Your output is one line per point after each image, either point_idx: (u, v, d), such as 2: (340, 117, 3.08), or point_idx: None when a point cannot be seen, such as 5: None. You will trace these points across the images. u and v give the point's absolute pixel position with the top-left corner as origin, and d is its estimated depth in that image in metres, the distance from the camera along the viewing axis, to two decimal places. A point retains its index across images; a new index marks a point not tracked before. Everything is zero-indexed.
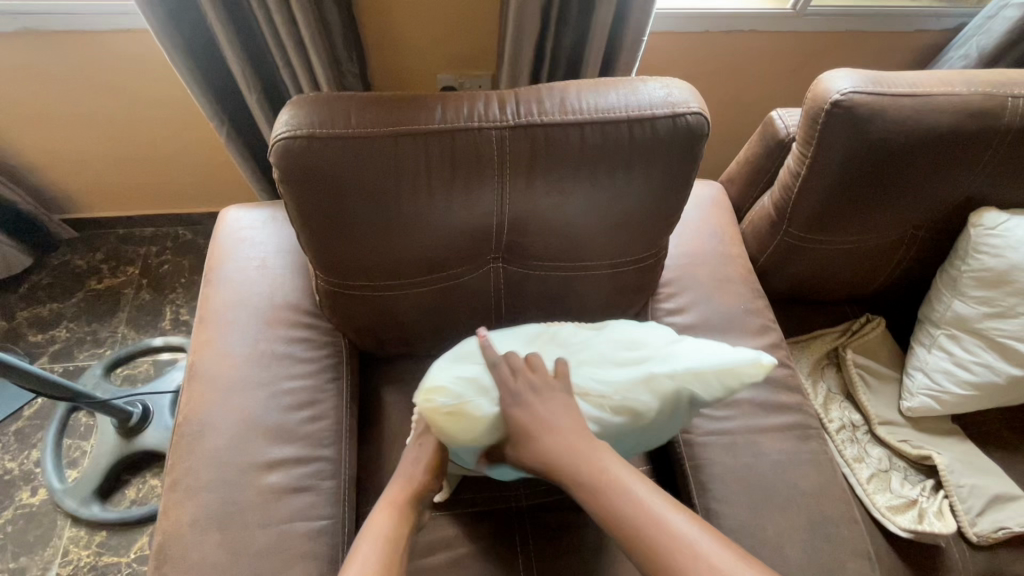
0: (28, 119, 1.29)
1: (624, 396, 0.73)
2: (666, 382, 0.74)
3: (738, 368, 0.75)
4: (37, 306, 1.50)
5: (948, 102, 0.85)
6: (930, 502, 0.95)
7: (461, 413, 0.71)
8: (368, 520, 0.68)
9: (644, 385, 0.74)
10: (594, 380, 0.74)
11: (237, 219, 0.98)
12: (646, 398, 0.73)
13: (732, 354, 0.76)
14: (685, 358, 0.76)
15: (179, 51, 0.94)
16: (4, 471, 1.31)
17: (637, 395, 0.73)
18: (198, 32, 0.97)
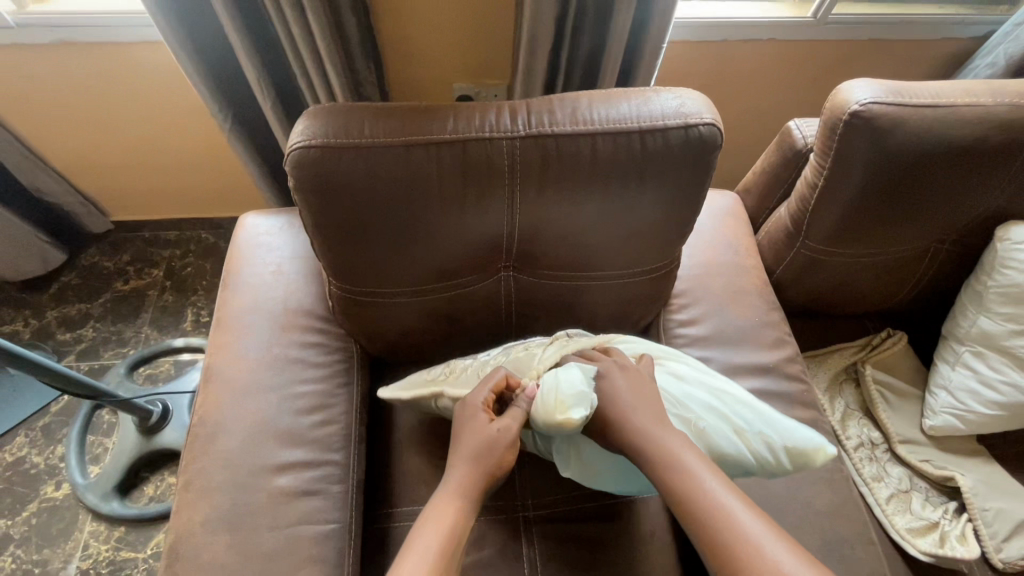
0: (60, 125, 1.34)
1: (711, 428, 0.73)
2: (753, 440, 0.73)
3: (808, 446, 0.73)
4: (66, 306, 1.55)
5: (973, 114, 0.83)
6: (953, 525, 0.92)
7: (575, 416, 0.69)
8: (433, 503, 0.66)
9: (732, 430, 0.73)
10: (689, 400, 0.76)
11: (254, 225, 1.00)
12: (729, 446, 0.72)
13: (804, 434, 0.74)
14: (774, 421, 0.74)
15: (180, 47, 0.97)
16: (30, 465, 1.35)
17: (721, 433, 0.73)
18: (201, 33, 1.01)
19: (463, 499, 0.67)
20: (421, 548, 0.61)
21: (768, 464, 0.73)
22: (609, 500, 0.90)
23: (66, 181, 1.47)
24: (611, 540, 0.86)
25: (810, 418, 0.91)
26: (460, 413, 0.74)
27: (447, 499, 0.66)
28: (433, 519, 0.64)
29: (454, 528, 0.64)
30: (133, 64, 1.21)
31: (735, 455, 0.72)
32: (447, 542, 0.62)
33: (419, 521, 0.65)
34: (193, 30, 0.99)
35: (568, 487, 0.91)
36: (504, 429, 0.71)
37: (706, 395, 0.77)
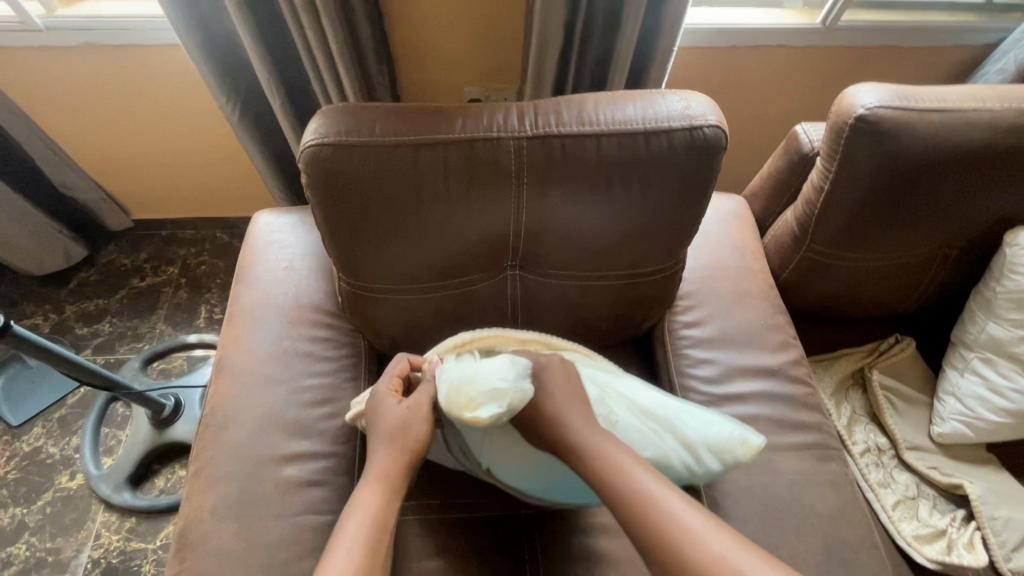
0: (83, 124, 1.38)
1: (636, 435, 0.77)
2: (669, 440, 0.78)
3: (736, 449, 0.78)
4: (85, 301, 1.59)
5: (980, 119, 0.83)
6: (960, 533, 0.91)
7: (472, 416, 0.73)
8: (357, 492, 0.68)
9: (651, 432, 0.78)
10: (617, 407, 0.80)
11: (268, 223, 1.02)
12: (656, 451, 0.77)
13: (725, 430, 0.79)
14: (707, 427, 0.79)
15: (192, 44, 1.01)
16: (46, 455, 1.38)
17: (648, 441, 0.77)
18: (217, 36, 1.05)
19: (389, 479, 0.69)
20: (352, 527, 0.64)
21: (690, 465, 0.77)
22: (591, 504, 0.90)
23: (88, 179, 1.51)
24: (612, 538, 0.87)
25: (815, 422, 0.91)
26: (369, 403, 0.77)
27: (372, 480, 0.69)
28: (362, 500, 0.67)
29: (381, 508, 0.66)
30: (155, 67, 1.25)
31: (657, 456, 0.76)
32: (378, 521, 0.65)
33: (348, 504, 0.68)
34: (208, 33, 1.03)
35: None
36: (413, 410, 0.75)
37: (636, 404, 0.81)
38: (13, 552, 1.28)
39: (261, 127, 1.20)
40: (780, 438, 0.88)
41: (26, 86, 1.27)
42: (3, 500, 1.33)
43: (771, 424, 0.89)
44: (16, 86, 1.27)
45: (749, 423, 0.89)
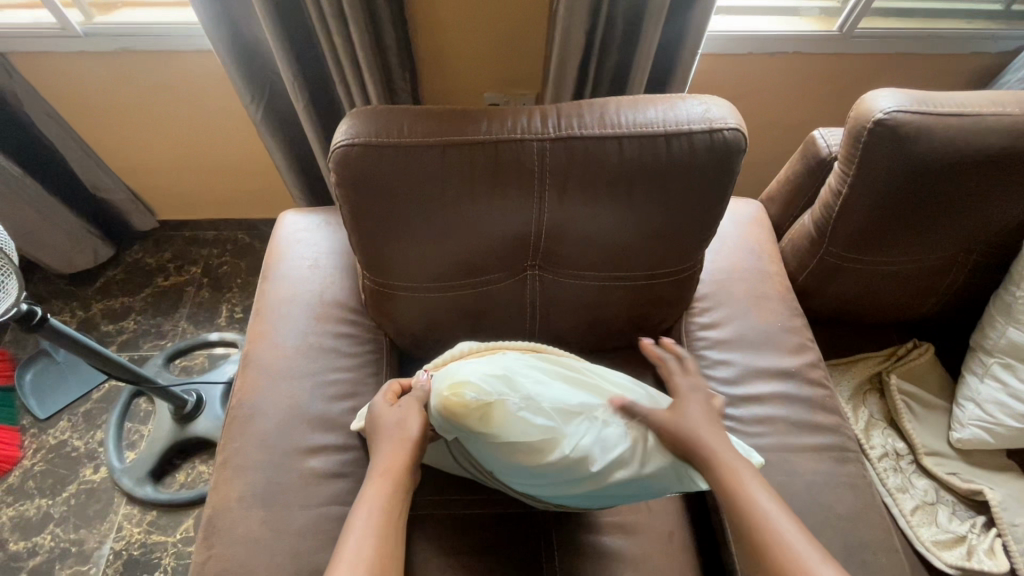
0: (114, 127, 1.43)
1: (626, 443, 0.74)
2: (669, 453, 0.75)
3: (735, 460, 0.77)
4: (111, 299, 1.63)
5: (1000, 124, 0.83)
6: (980, 539, 0.90)
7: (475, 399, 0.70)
8: (366, 486, 0.69)
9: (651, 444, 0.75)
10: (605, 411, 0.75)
11: (294, 223, 1.05)
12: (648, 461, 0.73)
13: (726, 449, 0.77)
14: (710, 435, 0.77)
15: (222, 47, 1.05)
16: (72, 448, 1.42)
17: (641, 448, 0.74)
18: (247, 42, 1.09)
19: (392, 474, 0.70)
20: (361, 524, 0.65)
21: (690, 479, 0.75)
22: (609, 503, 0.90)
23: (115, 179, 1.56)
24: (629, 536, 0.87)
25: (832, 424, 0.91)
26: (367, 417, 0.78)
27: (376, 476, 0.70)
28: (370, 496, 0.68)
29: (387, 503, 0.67)
30: (185, 72, 1.29)
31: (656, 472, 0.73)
32: (386, 515, 0.66)
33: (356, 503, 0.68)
34: (237, 38, 1.07)
35: None
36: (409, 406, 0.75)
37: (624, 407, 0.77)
38: (38, 542, 1.31)
39: (286, 130, 1.24)
40: (798, 439, 0.89)
41: (61, 88, 1.32)
42: (30, 491, 1.36)
43: (788, 425, 0.90)
44: (51, 87, 1.31)
45: (767, 424, 0.90)
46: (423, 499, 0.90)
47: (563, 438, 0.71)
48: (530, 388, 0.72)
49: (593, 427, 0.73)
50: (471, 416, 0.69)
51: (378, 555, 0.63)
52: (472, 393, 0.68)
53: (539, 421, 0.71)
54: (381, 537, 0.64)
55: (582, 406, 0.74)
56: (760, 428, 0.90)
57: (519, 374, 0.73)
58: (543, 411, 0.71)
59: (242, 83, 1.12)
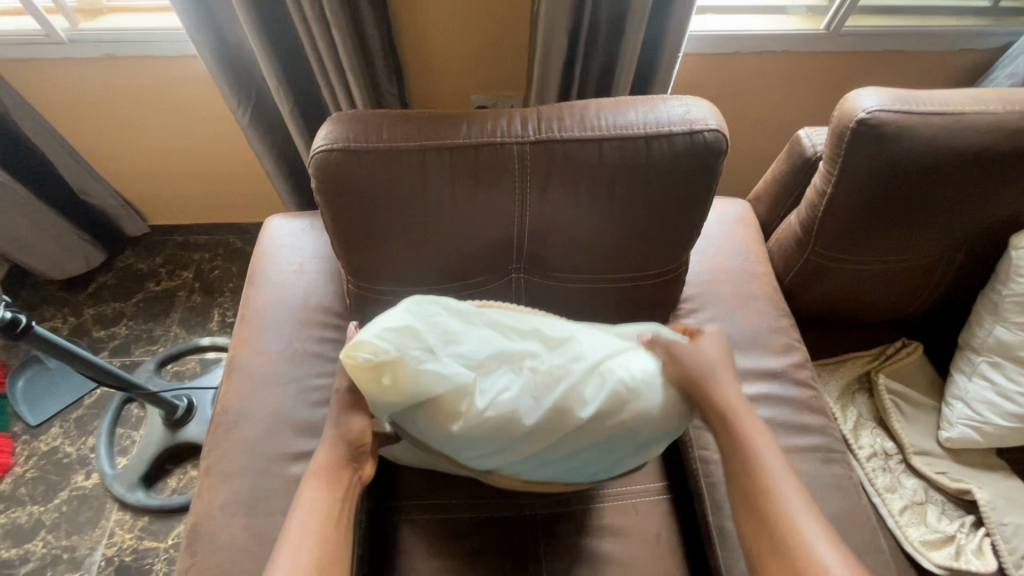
0: (102, 133, 1.42)
1: (553, 392, 0.72)
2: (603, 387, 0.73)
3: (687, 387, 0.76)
4: (102, 305, 1.63)
5: (983, 123, 0.83)
6: (969, 539, 0.90)
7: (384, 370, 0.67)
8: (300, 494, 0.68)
9: (587, 382, 0.73)
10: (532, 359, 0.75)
11: (279, 227, 1.05)
12: (586, 403, 0.72)
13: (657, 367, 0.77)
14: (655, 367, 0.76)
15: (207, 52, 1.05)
16: (63, 454, 1.42)
17: (575, 391, 0.72)
18: (232, 46, 1.09)
19: (328, 473, 0.69)
20: (300, 521, 0.64)
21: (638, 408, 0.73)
22: (596, 504, 0.90)
23: (105, 185, 1.55)
24: (615, 539, 0.87)
25: (819, 424, 0.91)
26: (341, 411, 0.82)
27: (313, 475, 0.69)
28: (309, 491, 0.67)
29: (325, 505, 0.66)
30: (171, 77, 1.29)
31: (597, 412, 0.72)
32: (327, 514, 0.65)
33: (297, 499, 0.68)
34: (221, 43, 1.06)
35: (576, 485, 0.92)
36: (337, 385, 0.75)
37: (554, 352, 0.77)
38: (29, 549, 1.31)
39: (273, 133, 1.23)
40: (784, 441, 0.88)
41: (48, 95, 1.31)
42: (21, 498, 1.36)
43: (774, 426, 0.90)
44: (38, 94, 1.31)
45: None
46: (409, 504, 0.89)
47: (473, 390, 0.70)
48: (440, 340, 0.72)
49: (515, 377, 0.73)
50: (370, 378, 0.67)
51: (321, 552, 0.62)
52: (369, 353, 0.66)
53: (446, 369, 0.70)
54: (321, 533, 0.64)
55: (496, 357, 0.74)
56: None
57: (429, 325, 0.73)
58: (452, 361, 0.71)
59: (228, 88, 1.11)
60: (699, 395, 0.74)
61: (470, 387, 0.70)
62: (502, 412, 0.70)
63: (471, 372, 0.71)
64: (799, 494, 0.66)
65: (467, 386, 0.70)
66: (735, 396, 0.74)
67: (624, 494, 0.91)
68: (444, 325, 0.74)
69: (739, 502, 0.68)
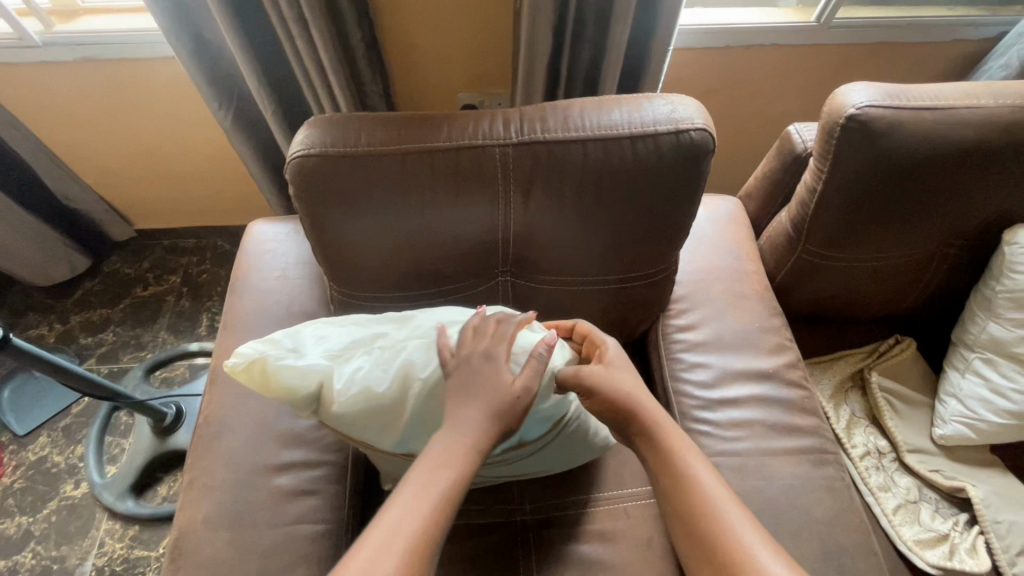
0: (83, 137, 1.40)
1: (396, 361, 0.73)
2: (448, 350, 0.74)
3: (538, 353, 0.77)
4: (89, 311, 1.61)
5: (974, 117, 0.82)
6: (962, 537, 0.89)
7: (262, 371, 0.68)
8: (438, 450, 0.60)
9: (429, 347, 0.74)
10: (381, 338, 0.75)
11: (262, 232, 1.03)
12: (424, 369, 0.72)
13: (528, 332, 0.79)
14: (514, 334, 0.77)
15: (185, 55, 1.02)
16: (52, 464, 1.40)
17: (413, 359, 0.73)
18: (211, 47, 1.06)
19: (470, 450, 0.61)
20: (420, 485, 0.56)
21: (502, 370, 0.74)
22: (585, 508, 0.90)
23: (88, 190, 1.53)
24: (607, 545, 0.86)
25: (811, 425, 0.90)
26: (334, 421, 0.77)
27: (455, 438, 0.61)
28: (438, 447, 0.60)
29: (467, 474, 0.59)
30: (152, 78, 1.26)
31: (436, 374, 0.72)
32: (449, 489, 0.57)
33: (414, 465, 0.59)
34: (199, 44, 1.04)
35: (565, 490, 0.91)
36: (495, 345, 0.70)
37: (401, 327, 0.77)
38: (19, 560, 1.29)
39: (257, 136, 1.21)
40: (776, 443, 0.87)
41: (27, 100, 1.29)
42: (9, 509, 1.35)
43: (766, 428, 0.88)
44: (16, 99, 1.28)
45: (744, 428, 0.88)
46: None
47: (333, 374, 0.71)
48: (297, 339, 0.73)
49: (367, 356, 0.73)
50: (253, 379, 0.69)
51: (429, 528, 0.54)
52: (237, 357, 0.68)
53: (301, 364, 0.70)
54: (438, 504, 0.55)
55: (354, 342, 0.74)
56: (737, 432, 0.88)
57: (288, 329, 0.74)
58: (309, 356, 0.71)
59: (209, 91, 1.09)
60: (627, 419, 0.72)
61: (328, 375, 0.71)
62: (357, 388, 0.70)
63: (326, 360, 0.71)
64: (743, 513, 0.64)
65: (327, 375, 0.71)
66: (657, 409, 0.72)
67: (616, 499, 0.90)
68: (313, 330, 0.75)
69: (672, 518, 0.68)
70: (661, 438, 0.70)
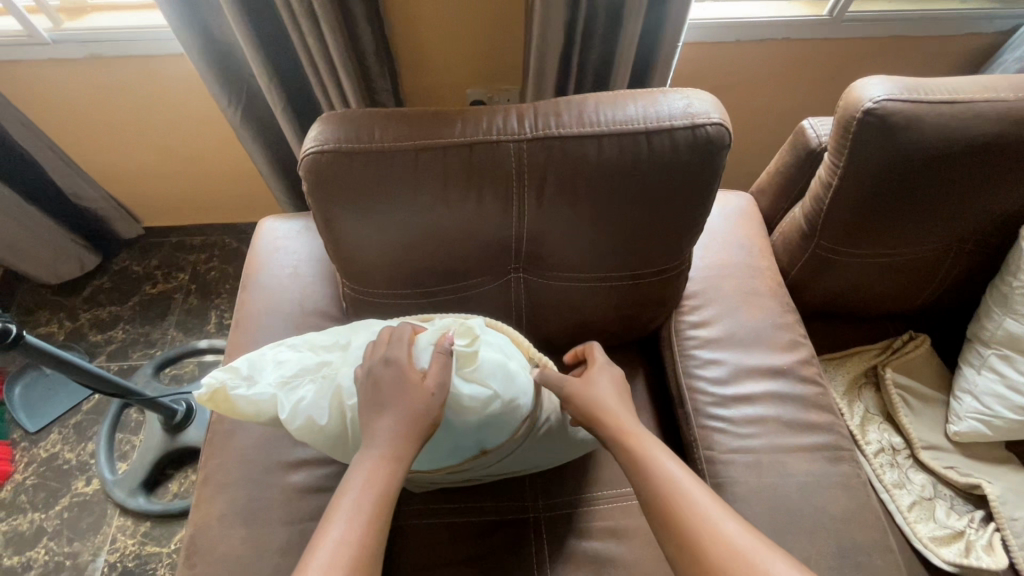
0: (92, 135, 1.40)
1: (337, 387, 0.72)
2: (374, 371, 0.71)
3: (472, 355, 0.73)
4: (98, 309, 1.62)
5: (993, 110, 0.81)
6: (979, 534, 0.88)
7: (219, 400, 0.72)
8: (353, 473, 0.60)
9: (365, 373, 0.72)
10: (325, 363, 0.75)
11: (273, 229, 1.03)
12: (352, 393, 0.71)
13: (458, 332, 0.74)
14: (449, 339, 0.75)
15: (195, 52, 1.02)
16: (63, 460, 1.41)
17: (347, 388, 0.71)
18: (220, 44, 1.06)
19: (393, 466, 0.60)
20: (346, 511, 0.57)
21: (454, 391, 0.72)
22: (600, 505, 0.89)
23: (98, 188, 1.53)
24: (623, 543, 0.85)
25: (826, 422, 0.89)
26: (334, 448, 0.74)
27: (374, 459, 0.60)
28: (367, 465, 0.60)
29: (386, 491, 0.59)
30: (161, 76, 1.26)
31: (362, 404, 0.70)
32: (382, 506, 0.58)
33: (345, 479, 0.60)
34: (209, 42, 1.04)
35: (579, 488, 0.91)
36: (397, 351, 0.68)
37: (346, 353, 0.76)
38: (32, 556, 1.30)
39: (266, 133, 1.21)
40: (791, 439, 0.87)
41: (37, 98, 1.29)
42: (22, 505, 1.36)
43: (780, 424, 0.88)
44: (25, 97, 1.28)
45: (758, 424, 0.88)
46: (417, 508, 0.88)
47: (282, 401, 0.72)
48: (254, 365, 0.75)
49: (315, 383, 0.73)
50: (221, 407, 0.74)
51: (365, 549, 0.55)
52: (201, 387, 0.72)
53: (251, 393, 0.72)
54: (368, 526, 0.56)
55: (304, 368, 0.74)
56: (751, 428, 0.88)
57: (250, 354, 0.76)
58: (261, 383, 0.73)
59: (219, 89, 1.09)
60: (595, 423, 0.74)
61: (273, 403, 0.72)
62: (302, 414, 0.71)
63: (273, 389, 0.72)
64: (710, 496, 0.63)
65: (275, 402, 0.72)
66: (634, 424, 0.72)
67: (631, 495, 0.89)
68: (272, 355, 0.76)
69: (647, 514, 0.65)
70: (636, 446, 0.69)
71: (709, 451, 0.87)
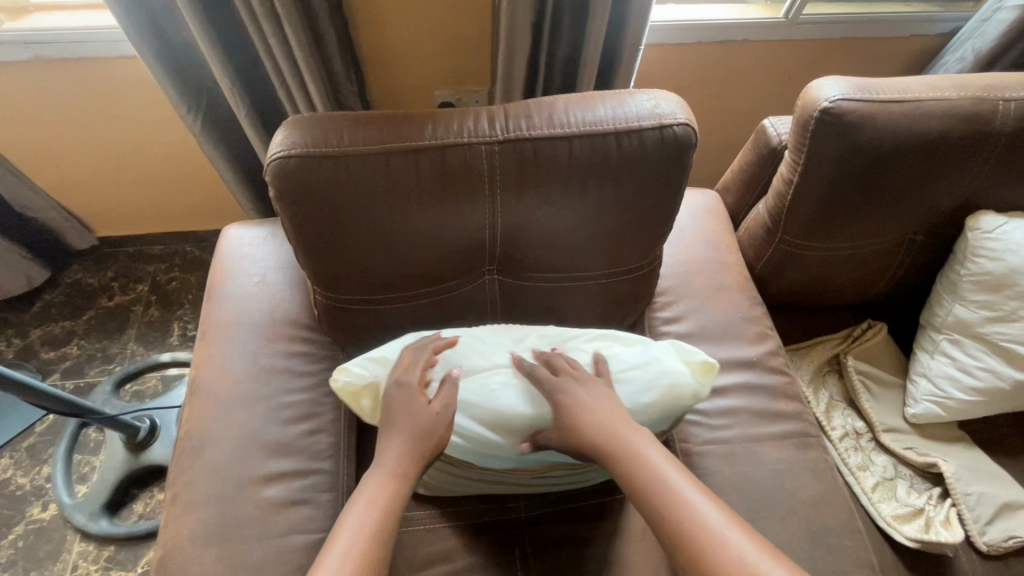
0: (37, 141, 1.32)
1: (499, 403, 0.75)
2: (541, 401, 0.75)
3: (683, 387, 0.78)
4: (50, 325, 1.53)
5: (939, 108, 0.85)
6: (937, 511, 0.92)
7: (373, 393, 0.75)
8: (364, 481, 0.67)
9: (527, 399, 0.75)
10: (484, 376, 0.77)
11: (238, 237, 1.00)
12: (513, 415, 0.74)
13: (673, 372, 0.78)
14: (626, 355, 0.80)
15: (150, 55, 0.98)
16: (16, 486, 1.33)
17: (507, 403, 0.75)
18: (177, 47, 1.02)
19: (397, 476, 0.67)
20: (352, 522, 0.63)
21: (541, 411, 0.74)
22: (584, 500, 0.88)
23: (47, 196, 1.44)
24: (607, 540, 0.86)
25: (795, 411, 0.92)
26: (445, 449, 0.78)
27: (379, 474, 0.67)
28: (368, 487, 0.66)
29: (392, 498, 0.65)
30: (113, 78, 1.21)
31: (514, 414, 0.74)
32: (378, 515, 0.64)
33: (349, 504, 0.66)
34: (165, 43, 1.00)
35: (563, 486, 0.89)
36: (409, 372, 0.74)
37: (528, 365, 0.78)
38: None
39: (227, 137, 1.17)
40: (762, 429, 0.90)
41: None
42: None
43: (751, 415, 0.91)
44: None
45: (730, 416, 0.91)
46: (442, 511, 0.86)
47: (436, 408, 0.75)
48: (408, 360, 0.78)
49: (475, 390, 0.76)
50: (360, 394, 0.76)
51: (367, 561, 0.60)
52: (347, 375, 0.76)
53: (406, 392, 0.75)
54: (375, 531, 0.63)
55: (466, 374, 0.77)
56: (724, 420, 0.90)
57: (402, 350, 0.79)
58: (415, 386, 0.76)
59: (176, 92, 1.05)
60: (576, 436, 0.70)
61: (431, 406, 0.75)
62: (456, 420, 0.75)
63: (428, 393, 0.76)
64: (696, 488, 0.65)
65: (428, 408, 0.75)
66: (640, 438, 0.69)
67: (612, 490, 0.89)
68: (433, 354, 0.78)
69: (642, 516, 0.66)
70: (645, 476, 0.66)
71: (685, 444, 0.89)
